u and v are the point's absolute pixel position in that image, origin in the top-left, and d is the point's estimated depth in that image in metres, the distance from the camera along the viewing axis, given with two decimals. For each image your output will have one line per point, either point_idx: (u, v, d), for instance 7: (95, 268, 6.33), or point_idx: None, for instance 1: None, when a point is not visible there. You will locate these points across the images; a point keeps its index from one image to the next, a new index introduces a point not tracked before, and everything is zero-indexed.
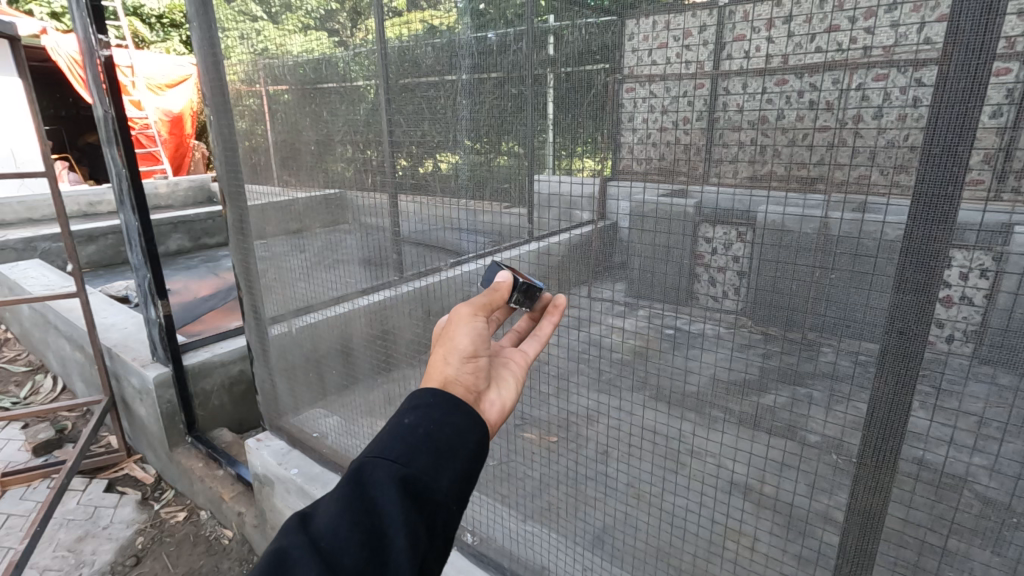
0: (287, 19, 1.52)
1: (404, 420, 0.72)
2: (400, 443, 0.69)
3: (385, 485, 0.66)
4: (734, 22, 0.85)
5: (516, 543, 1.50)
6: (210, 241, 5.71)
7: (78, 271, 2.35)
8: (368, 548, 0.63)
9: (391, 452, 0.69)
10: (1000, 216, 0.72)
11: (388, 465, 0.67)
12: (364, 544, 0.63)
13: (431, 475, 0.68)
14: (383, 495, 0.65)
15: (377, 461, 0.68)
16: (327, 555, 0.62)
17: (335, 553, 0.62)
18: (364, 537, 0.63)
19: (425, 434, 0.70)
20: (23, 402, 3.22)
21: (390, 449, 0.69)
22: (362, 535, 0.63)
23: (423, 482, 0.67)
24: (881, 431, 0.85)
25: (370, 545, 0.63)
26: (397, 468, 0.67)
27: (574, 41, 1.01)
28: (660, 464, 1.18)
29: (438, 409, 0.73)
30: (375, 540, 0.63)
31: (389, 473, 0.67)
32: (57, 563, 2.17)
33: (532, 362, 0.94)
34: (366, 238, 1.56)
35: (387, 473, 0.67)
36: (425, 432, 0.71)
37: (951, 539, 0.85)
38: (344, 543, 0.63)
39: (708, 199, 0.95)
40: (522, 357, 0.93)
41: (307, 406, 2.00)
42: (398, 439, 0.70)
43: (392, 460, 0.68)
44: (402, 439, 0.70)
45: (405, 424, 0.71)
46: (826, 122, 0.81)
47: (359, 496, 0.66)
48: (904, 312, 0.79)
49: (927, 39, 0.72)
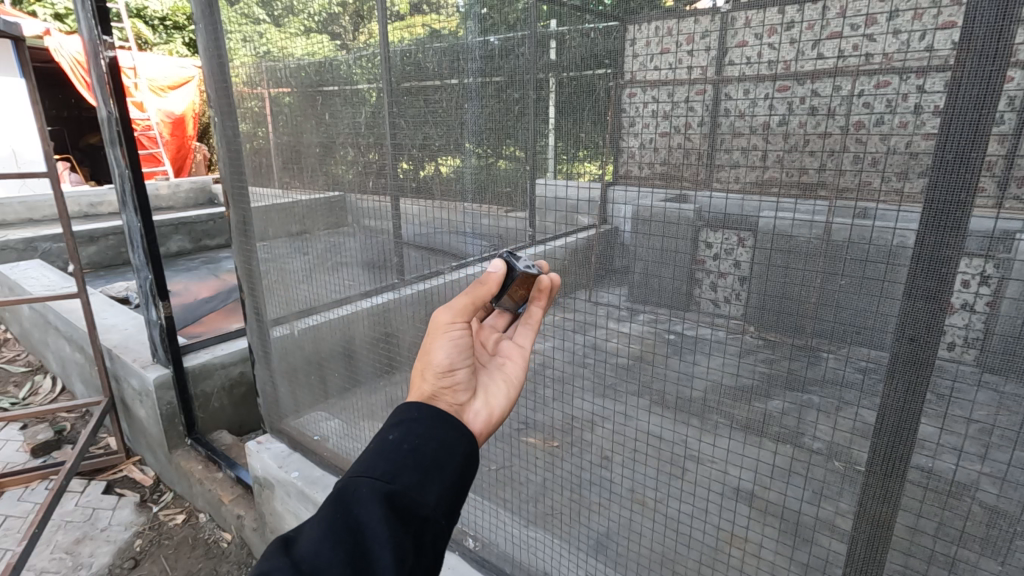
0: (290, 21, 1.52)
1: (388, 437, 0.73)
2: (383, 462, 0.70)
3: (368, 503, 0.66)
4: (736, 29, 0.85)
5: (517, 547, 1.49)
6: (210, 242, 5.71)
7: (77, 272, 2.32)
8: (353, 564, 0.62)
9: (374, 470, 0.69)
10: (1010, 224, 0.70)
11: (370, 483, 0.67)
12: (349, 561, 0.62)
13: (417, 490, 0.68)
14: (366, 512, 0.65)
15: (360, 480, 0.68)
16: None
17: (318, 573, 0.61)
18: (347, 555, 0.63)
19: (410, 449, 0.71)
20: (22, 402, 3.21)
21: (374, 467, 0.69)
22: (346, 552, 0.63)
23: (409, 498, 0.68)
24: (891, 435, 0.84)
25: (355, 560, 0.62)
26: (381, 485, 0.67)
27: (576, 46, 1.01)
28: (663, 471, 1.17)
29: (422, 424, 0.75)
30: (360, 557, 0.63)
31: (372, 490, 0.67)
32: (54, 566, 2.16)
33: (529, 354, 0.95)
34: (367, 241, 1.56)
35: (369, 490, 0.67)
36: (409, 448, 0.71)
37: (960, 549, 0.85)
38: (329, 561, 0.62)
39: (713, 204, 0.94)
40: (518, 351, 0.95)
41: (308, 408, 2.00)
42: (380, 457, 0.70)
43: (376, 478, 0.68)
44: (385, 457, 0.70)
45: (389, 441, 0.72)
46: (829, 128, 0.81)
47: (341, 516, 0.65)
48: (916, 317, 0.79)
49: (929, 46, 0.72)
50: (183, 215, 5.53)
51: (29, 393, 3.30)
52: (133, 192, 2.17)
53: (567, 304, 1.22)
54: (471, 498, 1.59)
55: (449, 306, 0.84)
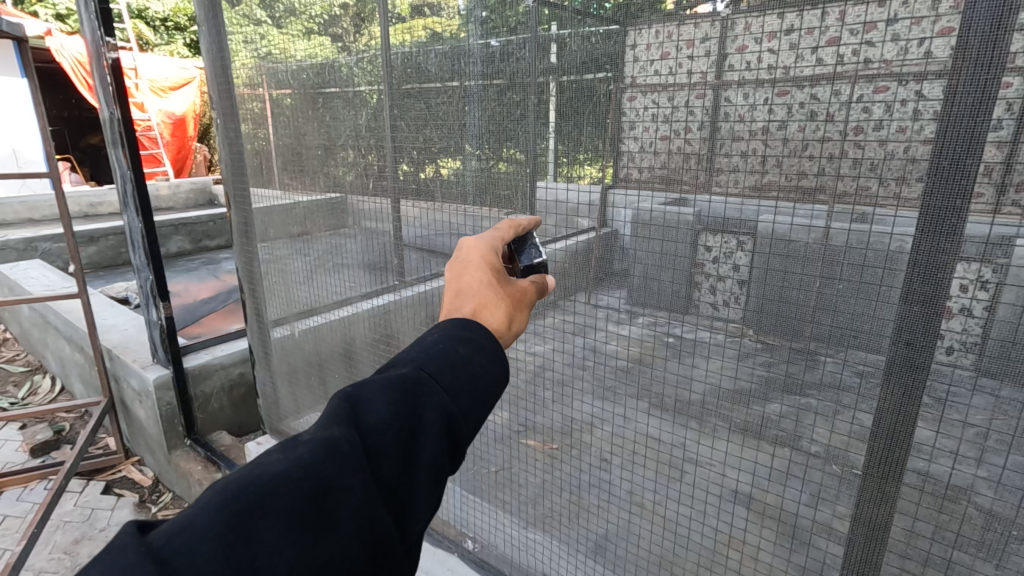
0: (292, 23, 1.53)
1: (459, 349, 0.64)
2: (451, 374, 0.61)
3: (435, 411, 0.58)
4: (736, 34, 0.86)
5: (516, 549, 1.49)
6: (209, 244, 5.71)
7: (77, 273, 2.32)
8: (406, 465, 0.56)
9: (441, 378, 0.60)
10: (1006, 229, 0.71)
11: (439, 391, 0.59)
12: (403, 460, 0.56)
13: (468, 417, 0.61)
14: (428, 421, 0.57)
15: (430, 381, 0.59)
16: (370, 456, 0.54)
17: (378, 458, 0.55)
18: (403, 454, 0.56)
19: (472, 374, 0.63)
20: (21, 402, 3.21)
21: (441, 374, 0.61)
22: (404, 450, 0.56)
23: (460, 423, 0.60)
24: (886, 441, 0.84)
25: (407, 464, 0.56)
26: (447, 400, 0.59)
27: (577, 49, 1.02)
28: (662, 476, 1.19)
29: (489, 353, 0.65)
30: (411, 461, 0.56)
31: (440, 399, 0.59)
32: (52, 565, 2.15)
33: None
34: (368, 242, 1.56)
35: (439, 398, 0.59)
36: (471, 372, 0.63)
37: (955, 552, 0.84)
38: (388, 452, 0.55)
39: (712, 208, 0.96)
40: None
41: (308, 407, 2.00)
42: (448, 366, 0.62)
43: (443, 389, 0.60)
44: (452, 369, 0.62)
45: (458, 354, 0.63)
46: (829, 134, 0.82)
47: (407, 407, 0.57)
48: (912, 323, 0.79)
49: (928, 53, 0.73)
50: (183, 215, 5.54)
51: (28, 394, 3.30)
52: (134, 192, 2.17)
53: (567, 306, 1.23)
54: (470, 497, 1.59)
55: (535, 280, 0.79)
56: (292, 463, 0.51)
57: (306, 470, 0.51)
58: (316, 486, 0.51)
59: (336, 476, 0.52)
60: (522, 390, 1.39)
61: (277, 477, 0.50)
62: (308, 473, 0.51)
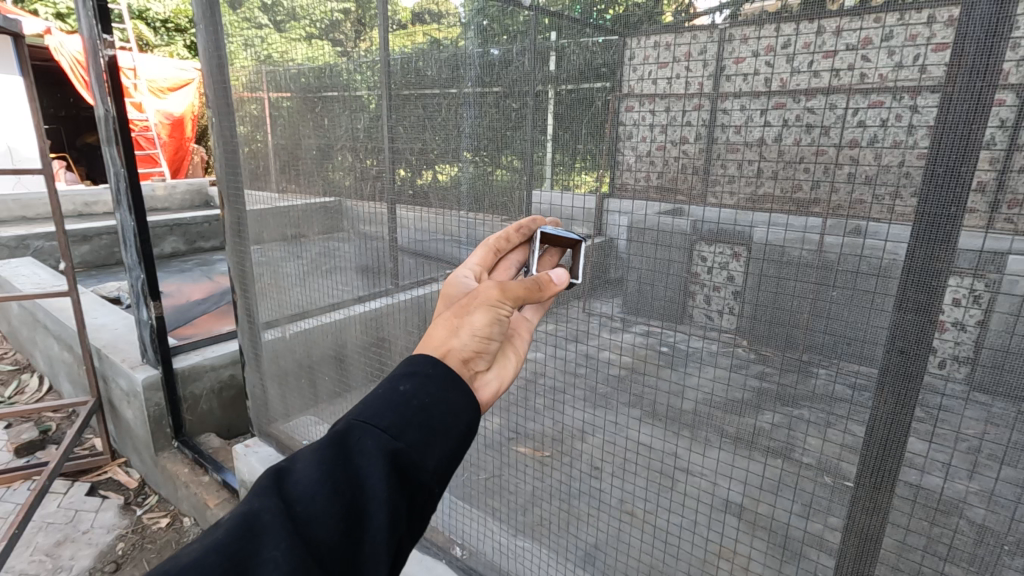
0: (292, 27, 1.53)
1: (399, 387, 0.62)
2: (392, 412, 0.60)
3: (371, 454, 0.57)
4: (733, 46, 0.86)
5: (505, 557, 1.49)
6: (205, 245, 5.70)
7: (71, 271, 2.27)
8: (346, 522, 0.55)
9: (381, 419, 0.59)
10: (999, 243, 0.72)
11: (375, 432, 0.58)
12: (343, 518, 0.55)
13: (421, 452, 0.59)
14: (366, 468, 0.57)
15: (364, 427, 0.59)
16: (300, 524, 0.54)
17: (311, 523, 0.54)
18: (343, 510, 0.55)
19: (420, 407, 0.61)
20: (8, 401, 3.17)
21: (380, 415, 0.59)
22: (344, 505, 0.55)
23: (412, 460, 0.58)
24: (880, 451, 0.85)
25: (348, 521, 0.55)
26: (386, 440, 0.58)
27: (575, 58, 1.02)
28: (652, 482, 1.18)
29: (436, 382, 0.63)
30: (354, 517, 0.55)
31: (379, 441, 0.58)
32: (33, 568, 2.11)
33: (534, 332, 0.86)
34: (365, 245, 1.56)
35: (375, 441, 0.58)
36: (418, 406, 0.61)
37: (948, 564, 0.84)
38: (322, 513, 0.54)
39: (707, 216, 0.96)
40: (523, 324, 0.85)
41: (296, 413, 1.99)
42: (388, 405, 0.60)
43: (381, 430, 0.58)
44: (394, 407, 0.60)
45: (399, 393, 0.61)
46: (825, 145, 0.82)
47: (340, 463, 0.57)
48: (906, 330, 0.80)
49: (924, 67, 0.73)
50: (179, 217, 5.54)
51: (15, 393, 3.25)
52: (127, 191, 2.15)
53: (561, 314, 1.22)
54: (459, 505, 1.59)
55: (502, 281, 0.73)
56: (206, 550, 0.51)
57: (220, 552, 0.51)
58: (230, 567, 0.50)
59: (256, 550, 0.52)
60: (514, 397, 1.39)
61: (187, 566, 0.49)
62: (220, 555, 0.51)
